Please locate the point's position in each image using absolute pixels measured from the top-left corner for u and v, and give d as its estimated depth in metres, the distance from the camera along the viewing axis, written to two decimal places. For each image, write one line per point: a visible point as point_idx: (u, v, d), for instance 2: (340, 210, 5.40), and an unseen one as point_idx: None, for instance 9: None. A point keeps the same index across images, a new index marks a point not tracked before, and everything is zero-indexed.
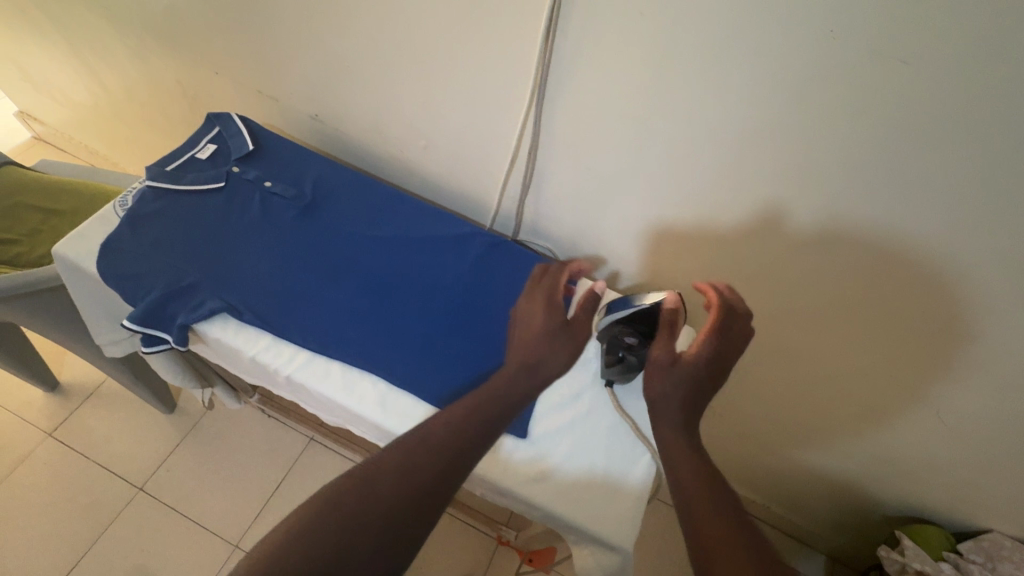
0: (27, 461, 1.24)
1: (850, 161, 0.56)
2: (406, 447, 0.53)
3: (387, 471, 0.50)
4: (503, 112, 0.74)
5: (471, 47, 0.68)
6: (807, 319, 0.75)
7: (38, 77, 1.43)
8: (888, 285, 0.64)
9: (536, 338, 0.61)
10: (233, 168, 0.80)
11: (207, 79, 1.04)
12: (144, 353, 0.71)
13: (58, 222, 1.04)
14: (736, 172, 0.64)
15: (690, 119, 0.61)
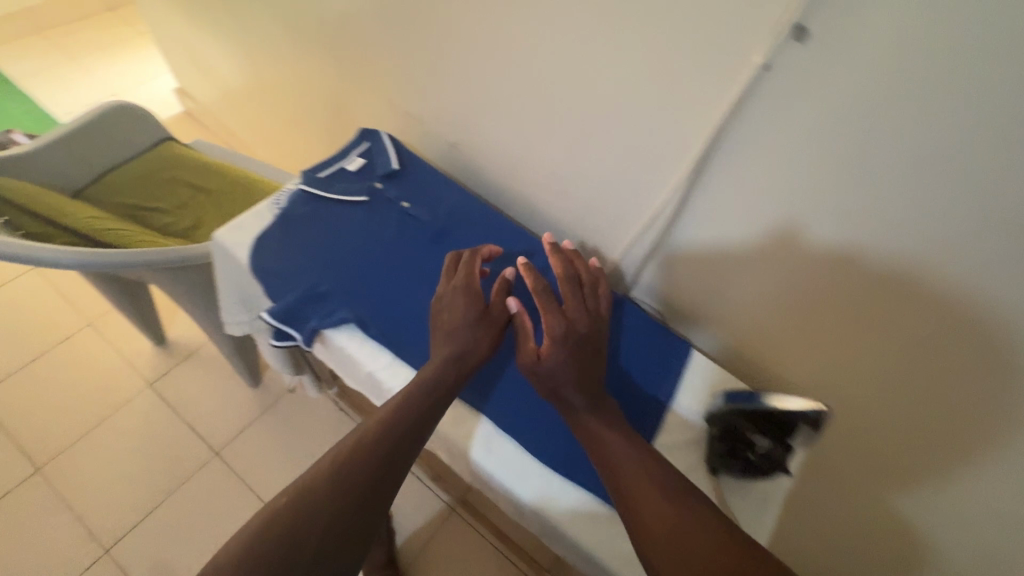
0: (127, 405, 1.34)
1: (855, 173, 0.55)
2: (333, 464, 0.55)
3: (322, 487, 0.52)
4: (652, 175, 0.73)
5: (638, 110, 0.68)
6: (812, 348, 0.72)
7: (205, 62, 1.58)
8: (893, 315, 0.61)
9: (462, 329, 0.67)
10: (376, 184, 0.85)
11: (358, 91, 1.11)
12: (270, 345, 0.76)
13: (204, 200, 1.14)
14: (758, 188, 0.64)
15: (732, 139, 0.62)
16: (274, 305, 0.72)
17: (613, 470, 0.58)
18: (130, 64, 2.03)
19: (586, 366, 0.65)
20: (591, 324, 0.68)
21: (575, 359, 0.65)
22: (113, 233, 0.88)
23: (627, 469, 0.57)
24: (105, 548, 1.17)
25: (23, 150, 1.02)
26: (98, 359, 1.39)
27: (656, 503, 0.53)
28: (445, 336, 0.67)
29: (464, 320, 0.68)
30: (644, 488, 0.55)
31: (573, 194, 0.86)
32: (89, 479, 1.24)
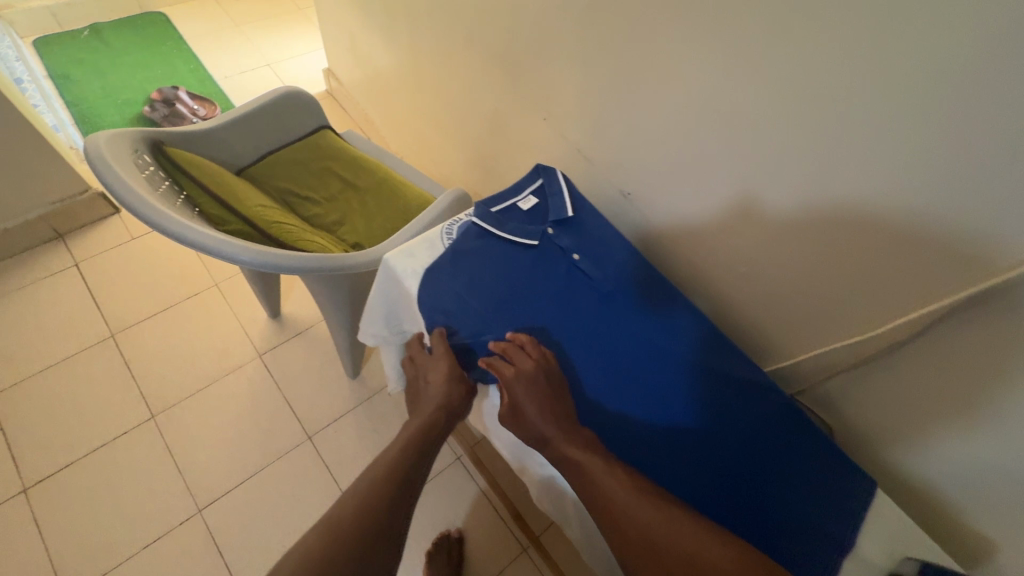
0: (237, 370, 1.40)
1: (883, 137, 0.58)
2: (342, 512, 0.58)
3: (340, 532, 0.56)
4: (891, 280, 0.65)
5: (895, 205, 0.60)
6: (826, 325, 0.75)
7: (363, 52, 1.62)
8: (900, 281, 0.64)
9: (437, 387, 0.70)
10: (547, 229, 0.80)
11: (525, 116, 1.08)
12: None
13: (352, 196, 1.15)
14: (796, 159, 0.68)
15: (784, 115, 0.66)
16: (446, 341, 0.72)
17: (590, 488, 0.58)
18: (284, 39, 2.12)
19: (548, 407, 0.64)
20: (542, 367, 0.67)
21: (536, 404, 0.64)
22: (281, 228, 0.89)
23: (601, 479, 0.58)
24: (199, 507, 1.22)
25: (205, 125, 1.06)
26: (219, 321, 1.46)
27: (647, 520, 0.55)
28: (426, 398, 0.70)
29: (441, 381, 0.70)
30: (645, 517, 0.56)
31: (765, 279, 0.80)
32: (194, 436, 1.30)
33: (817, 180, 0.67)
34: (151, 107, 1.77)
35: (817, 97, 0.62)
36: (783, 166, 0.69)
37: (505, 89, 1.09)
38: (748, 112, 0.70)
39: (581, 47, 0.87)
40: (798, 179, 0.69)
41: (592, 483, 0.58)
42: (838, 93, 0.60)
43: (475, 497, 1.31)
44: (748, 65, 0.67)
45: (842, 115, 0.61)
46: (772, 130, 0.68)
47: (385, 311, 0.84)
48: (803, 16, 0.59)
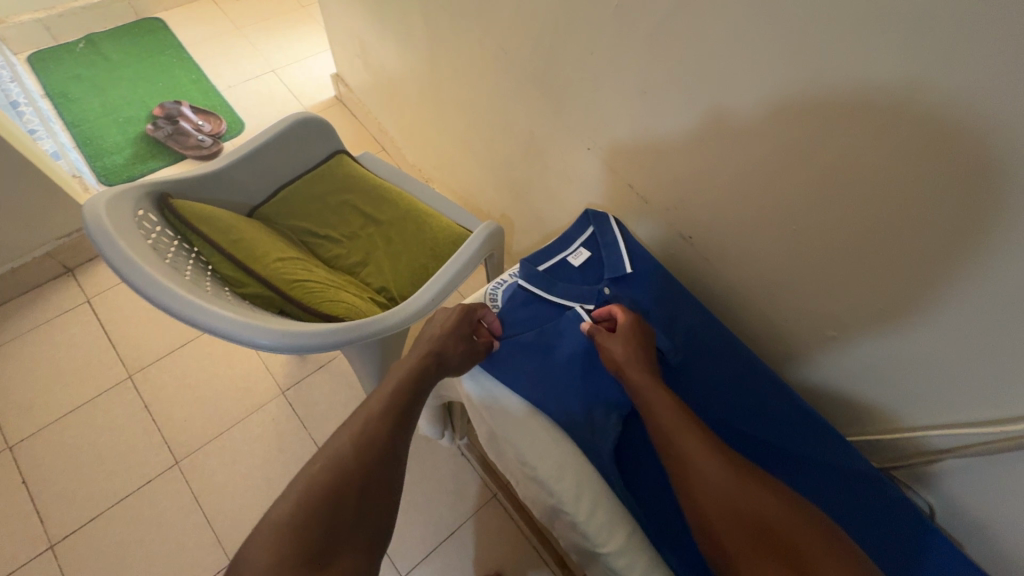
0: (261, 409, 1.34)
1: (925, 148, 0.52)
2: (334, 458, 0.54)
3: (329, 482, 0.52)
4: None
5: (991, 245, 0.52)
6: (871, 354, 0.68)
7: (375, 59, 1.51)
8: (956, 305, 0.57)
9: (438, 333, 0.66)
10: (604, 290, 0.71)
11: (565, 143, 0.96)
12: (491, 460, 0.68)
13: (374, 231, 1.07)
14: (829, 173, 0.61)
15: (814, 125, 0.59)
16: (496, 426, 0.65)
17: (659, 422, 0.57)
18: (289, 40, 2.00)
19: (639, 352, 0.63)
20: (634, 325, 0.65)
21: (637, 351, 0.62)
22: (304, 288, 0.81)
23: (674, 416, 0.57)
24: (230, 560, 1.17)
25: (213, 165, 0.97)
26: (239, 356, 1.40)
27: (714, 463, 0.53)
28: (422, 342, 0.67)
29: (446, 324, 0.67)
30: (711, 465, 0.53)
31: (864, 347, 0.69)
32: (220, 483, 1.24)
33: (954, 258, 0.55)
34: (154, 125, 1.68)
35: (969, 163, 0.49)
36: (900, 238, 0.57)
37: (542, 111, 0.97)
38: (857, 173, 0.58)
39: (635, 77, 0.76)
40: (924, 251, 0.57)
41: (663, 416, 0.57)
42: (1001, 165, 0.47)
43: (514, 541, 1.24)
44: (855, 116, 0.55)
45: (999, 190, 0.49)
46: (894, 194, 0.56)
47: None
48: (952, 68, 0.46)
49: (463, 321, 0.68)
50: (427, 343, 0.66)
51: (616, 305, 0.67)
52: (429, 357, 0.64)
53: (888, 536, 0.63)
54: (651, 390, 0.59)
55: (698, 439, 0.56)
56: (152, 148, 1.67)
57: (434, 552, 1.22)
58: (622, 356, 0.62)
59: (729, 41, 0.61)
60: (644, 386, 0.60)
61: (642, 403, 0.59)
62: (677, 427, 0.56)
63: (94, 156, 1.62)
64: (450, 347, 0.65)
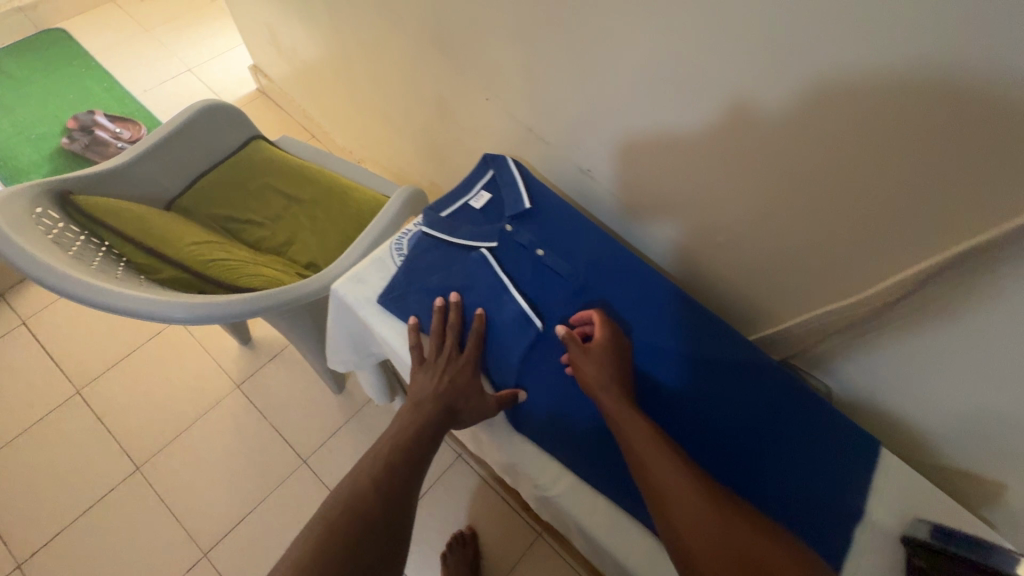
0: (217, 406, 1.34)
1: (755, 47, 0.56)
2: (353, 495, 0.56)
3: (349, 516, 0.54)
4: (872, 235, 0.60)
5: (819, 130, 0.56)
6: (754, 251, 0.74)
7: (286, 43, 1.49)
8: (807, 189, 0.62)
9: (447, 389, 0.63)
10: (506, 227, 0.74)
11: (469, 98, 0.98)
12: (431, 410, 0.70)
13: (298, 210, 1.07)
14: (686, 87, 0.65)
15: (664, 43, 0.63)
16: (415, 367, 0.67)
17: (643, 459, 0.53)
18: (202, 36, 1.95)
19: (611, 373, 0.61)
20: (608, 346, 0.63)
21: (608, 370, 0.61)
22: (220, 267, 0.82)
23: (646, 447, 0.54)
24: (203, 551, 1.19)
25: (118, 160, 0.96)
26: (189, 357, 1.39)
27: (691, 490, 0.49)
28: (436, 397, 0.63)
29: (448, 369, 0.64)
30: (686, 497, 0.49)
31: (746, 247, 0.74)
32: (185, 482, 1.25)
33: (793, 148, 0.60)
34: (70, 138, 1.63)
35: (794, 47, 0.53)
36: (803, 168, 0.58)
37: (444, 70, 0.99)
38: (777, 108, 0.58)
39: (513, 21, 0.78)
40: (771, 148, 0.62)
41: (635, 444, 0.55)
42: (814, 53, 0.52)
43: (483, 494, 1.28)
44: (692, 26, 0.59)
45: (816, 76, 0.53)
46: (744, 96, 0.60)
47: (350, 337, 0.80)
48: None
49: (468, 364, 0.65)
50: (435, 395, 0.63)
51: (565, 325, 0.64)
52: (445, 415, 0.62)
53: (796, 409, 0.66)
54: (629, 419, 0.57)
55: (680, 470, 0.52)
56: (70, 161, 1.62)
57: None
58: (594, 375, 0.60)
59: None
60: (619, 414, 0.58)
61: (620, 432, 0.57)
62: (656, 459, 0.53)
63: (10, 176, 1.57)
64: (467, 400, 0.62)
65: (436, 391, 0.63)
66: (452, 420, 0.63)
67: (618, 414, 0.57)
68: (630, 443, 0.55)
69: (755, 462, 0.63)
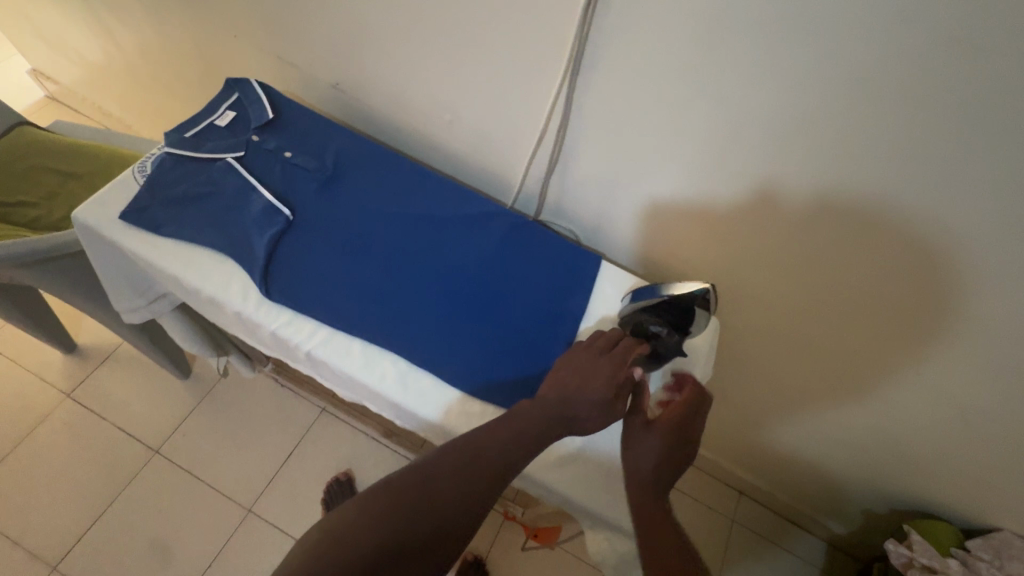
0: (46, 420, 1.26)
1: None
2: (435, 484, 0.54)
3: (421, 504, 0.52)
4: (534, 76, 0.71)
5: None
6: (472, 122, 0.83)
7: (52, 33, 1.40)
8: (477, 45, 0.72)
9: (573, 391, 0.60)
10: (252, 137, 0.78)
11: (226, 43, 1.01)
12: (209, 315, 0.72)
13: (75, 185, 1.03)
14: None
15: None
16: (171, 272, 0.69)
17: (651, 531, 0.55)
18: None
19: (678, 457, 0.59)
20: (684, 418, 0.61)
21: (671, 454, 0.58)
22: None
23: (668, 530, 0.55)
24: (54, 565, 1.12)
25: None
26: (4, 379, 1.29)
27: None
28: (554, 399, 0.60)
29: (598, 386, 0.60)
30: (676, 568, 0.51)
31: (468, 121, 0.84)
32: (21, 502, 1.17)
33: (452, 10, 0.70)
34: None
35: None
36: (844, 224, 0.65)
37: (195, 19, 1.01)
38: (766, 168, 0.65)
39: None
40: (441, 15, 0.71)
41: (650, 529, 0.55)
42: None
43: (352, 436, 1.31)
44: None
45: None
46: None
47: (124, 278, 0.80)
48: None
49: (613, 386, 0.60)
50: (562, 396, 0.60)
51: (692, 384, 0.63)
52: (559, 418, 0.59)
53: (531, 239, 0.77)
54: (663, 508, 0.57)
55: (681, 556, 0.53)
56: None
57: (276, 478, 1.25)
58: (660, 458, 0.58)
59: None
60: (648, 501, 0.57)
61: (647, 509, 0.57)
62: (670, 552, 0.53)
63: None
64: (585, 412, 0.59)
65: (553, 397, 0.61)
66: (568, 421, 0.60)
67: (655, 493, 0.57)
68: (652, 521, 0.56)
69: (495, 287, 0.72)
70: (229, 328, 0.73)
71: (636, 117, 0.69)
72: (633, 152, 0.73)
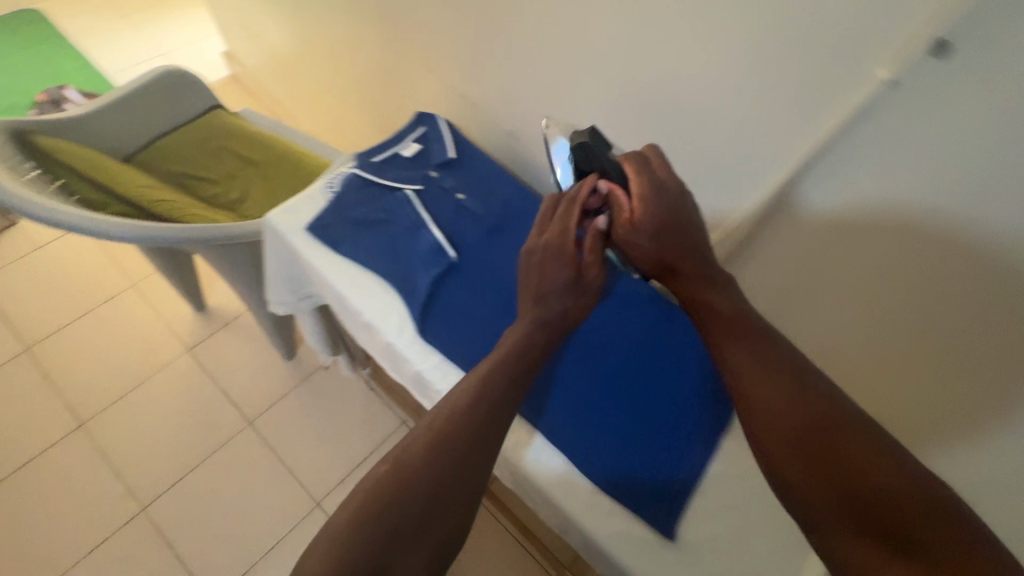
0: (167, 368, 1.37)
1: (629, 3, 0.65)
2: (402, 467, 0.47)
3: (388, 487, 0.46)
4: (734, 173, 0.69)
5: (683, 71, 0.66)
6: None
7: (256, 27, 1.56)
8: (681, 131, 0.71)
9: (540, 288, 0.59)
10: (431, 173, 0.82)
11: (416, 70, 1.07)
12: (361, 334, 0.78)
13: (252, 171, 1.13)
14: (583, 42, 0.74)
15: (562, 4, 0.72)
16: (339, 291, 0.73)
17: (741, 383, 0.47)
18: (179, 24, 2.02)
19: (670, 240, 0.55)
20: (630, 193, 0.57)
21: (656, 229, 0.55)
22: (168, 209, 0.88)
23: (740, 363, 0.48)
24: (143, 506, 1.21)
25: (80, 112, 1.02)
26: (142, 322, 1.42)
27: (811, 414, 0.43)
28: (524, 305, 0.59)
29: (548, 283, 0.58)
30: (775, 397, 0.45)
31: None
32: (130, 438, 1.27)
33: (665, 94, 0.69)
34: (39, 110, 1.67)
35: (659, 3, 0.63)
36: (994, 339, 0.54)
37: (394, 45, 1.08)
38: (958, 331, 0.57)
39: None
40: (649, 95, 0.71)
41: (739, 357, 0.48)
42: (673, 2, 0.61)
43: None
44: None
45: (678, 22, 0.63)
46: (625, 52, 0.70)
47: (285, 276, 0.85)
48: None
49: (570, 268, 0.59)
50: (544, 299, 0.58)
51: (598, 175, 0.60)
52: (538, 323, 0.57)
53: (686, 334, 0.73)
54: (729, 331, 0.50)
55: (778, 386, 0.46)
56: None
57: (348, 477, 1.28)
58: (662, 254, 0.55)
59: None
60: (712, 313, 0.52)
61: (711, 342, 0.51)
62: (763, 393, 0.46)
63: None
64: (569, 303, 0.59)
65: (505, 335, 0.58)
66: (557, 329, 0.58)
67: (709, 324, 0.52)
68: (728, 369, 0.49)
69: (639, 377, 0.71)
70: (372, 348, 0.75)
71: (819, 242, 0.65)
72: (801, 277, 0.70)
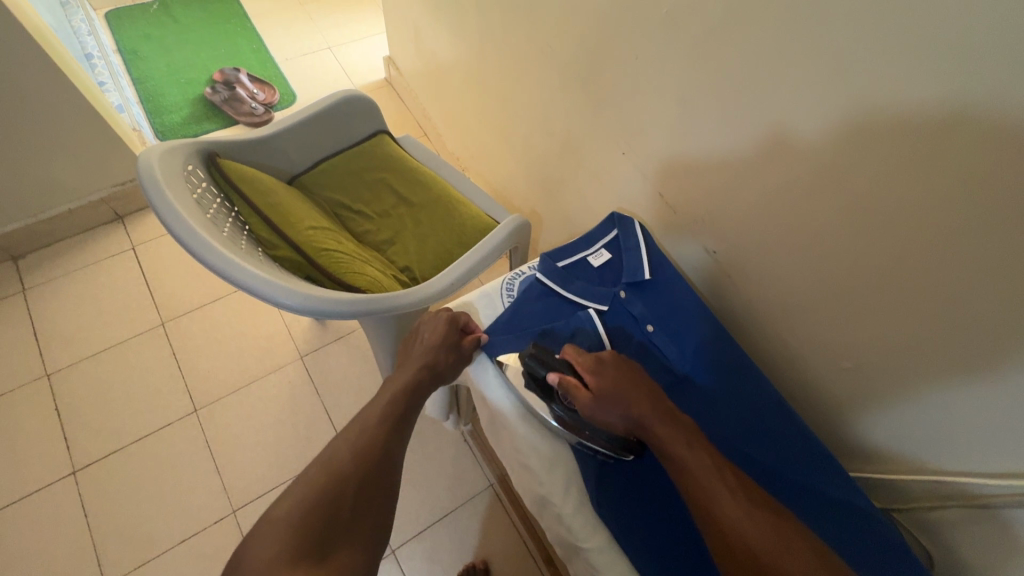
0: (279, 370, 1.39)
1: (941, 178, 0.52)
2: (335, 467, 0.56)
3: (331, 481, 0.55)
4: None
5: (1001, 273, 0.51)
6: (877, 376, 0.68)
7: (426, 46, 1.54)
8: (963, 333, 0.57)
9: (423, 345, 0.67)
10: (620, 292, 0.72)
11: (603, 144, 0.98)
12: (514, 469, 0.69)
13: (405, 212, 1.09)
14: (853, 192, 0.61)
15: (838, 146, 0.60)
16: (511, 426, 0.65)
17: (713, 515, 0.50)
18: (348, 20, 2.07)
19: (633, 389, 0.59)
20: (598, 366, 0.60)
21: (621, 394, 0.58)
22: (331, 257, 0.84)
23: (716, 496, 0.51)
24: (233, 508, 1.22)
25: (262, 132, 1.02)
26: (265, 319, 1.46)
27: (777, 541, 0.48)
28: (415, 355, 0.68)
29: (432, 344, 0.67)
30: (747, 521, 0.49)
31: (873, 376, 0.69)
32: (234, 434, 1.30)
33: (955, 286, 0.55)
34: (213, 89, 1.75)
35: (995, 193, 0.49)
36: None
37: (585, 111, 0.98)
38: None
39: (676, 85, 0.77)
40: (929, 281, 0.57)
41: (695, 480, 0.52)
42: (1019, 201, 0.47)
43: (506, 529, 1.24)
44: (874, 137, 0.56)
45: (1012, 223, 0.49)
46: (915, 235, 0.57)
47: None
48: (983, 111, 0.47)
49: (444, 337, 0.67)
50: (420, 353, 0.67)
51: (555, 372, 0.60)
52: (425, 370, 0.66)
53: (894, 563, 0.61)
54: (705, 481, 0.52)
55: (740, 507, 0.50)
56: (208, 111, 1.74)
57: (425, 531, 1.23)
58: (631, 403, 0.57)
59: (767, 60, 0.63)
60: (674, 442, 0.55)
61: (676, 471, 0.54)
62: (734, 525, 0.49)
63: (154, 112, 1.71)
64: (441, 363, 0.66)
65: (410, 368, 0.67)
66: (436, 379, 0.67)
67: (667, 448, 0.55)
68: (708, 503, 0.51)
69: None
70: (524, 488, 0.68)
71: None
72: None
